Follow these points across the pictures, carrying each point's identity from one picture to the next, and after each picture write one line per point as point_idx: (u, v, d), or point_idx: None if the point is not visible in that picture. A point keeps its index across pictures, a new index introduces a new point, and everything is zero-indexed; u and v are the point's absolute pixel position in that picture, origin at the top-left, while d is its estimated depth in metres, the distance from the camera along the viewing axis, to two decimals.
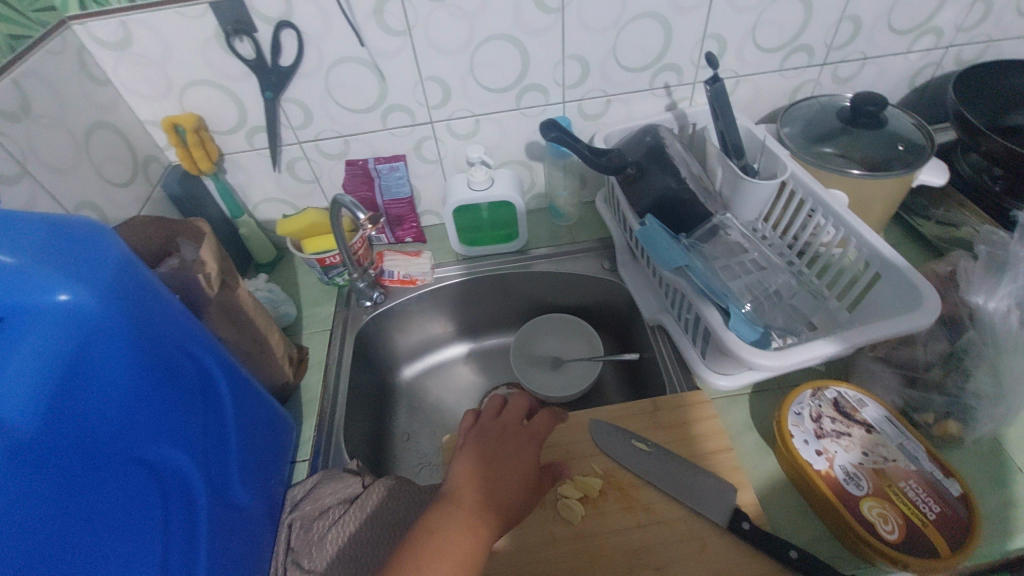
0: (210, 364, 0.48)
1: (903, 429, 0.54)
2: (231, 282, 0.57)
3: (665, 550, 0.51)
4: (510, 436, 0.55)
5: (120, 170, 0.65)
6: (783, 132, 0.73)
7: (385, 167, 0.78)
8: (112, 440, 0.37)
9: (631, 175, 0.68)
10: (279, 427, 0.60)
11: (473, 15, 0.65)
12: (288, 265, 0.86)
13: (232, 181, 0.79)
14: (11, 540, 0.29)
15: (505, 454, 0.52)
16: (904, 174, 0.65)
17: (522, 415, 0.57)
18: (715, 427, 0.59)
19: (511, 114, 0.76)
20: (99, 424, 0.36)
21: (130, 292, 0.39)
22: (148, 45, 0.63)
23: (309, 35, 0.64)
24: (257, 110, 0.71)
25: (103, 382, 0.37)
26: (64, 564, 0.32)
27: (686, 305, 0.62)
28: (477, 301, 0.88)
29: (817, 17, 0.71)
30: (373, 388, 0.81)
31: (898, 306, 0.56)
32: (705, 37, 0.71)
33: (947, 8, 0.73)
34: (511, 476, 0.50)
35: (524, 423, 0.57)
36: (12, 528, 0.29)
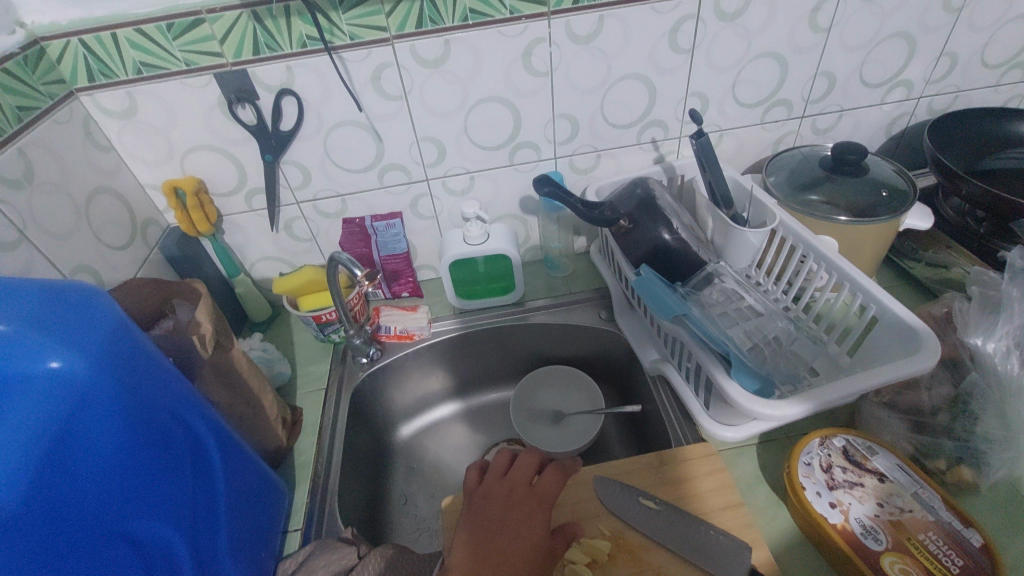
0: (201, 429, 0.46)
1: (917, 477, 0.52)
2: (226, 342, 0.57)
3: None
4: (519, 499, 0.53)
5: (119, 234, 0.66)
6: (769, 182, 0.75)
7: (381, 225, 0.79)
8: (92, 514, 0.35)
9: (624, 227, 0.68)
10: (271, 493, 0.57)
11: (467, 79, 0.68)
12: (283, 324, 0.86)
13: (230, 242, 0.80)
14: None
15: (513, 521, 0.51)
16: (889, 221, 0.66)
17: (532, 474, 0.56)
18: (723, 481, 0.57)
19: (505, 170, 0.78)
20: (84, 498, 0.35)
21: (122, 357, 0.39)
22: (153, 114, 0.65)
23: (309, 102, 0.67)
24: (256, 173, 0.73)
25: (90, 453, 0.36)
26: None
27: (687, 354, 0.61)
28: (475, 355, 0.87)
29: (793, 74, 0.75)
30: (369, 449, 0.79)
31: (898, 349, 0.55)
32: (688, 95, 0.75)
33: (914, 63, 0.77)
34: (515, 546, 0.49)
35: (533, 482, 0.55)
36: None
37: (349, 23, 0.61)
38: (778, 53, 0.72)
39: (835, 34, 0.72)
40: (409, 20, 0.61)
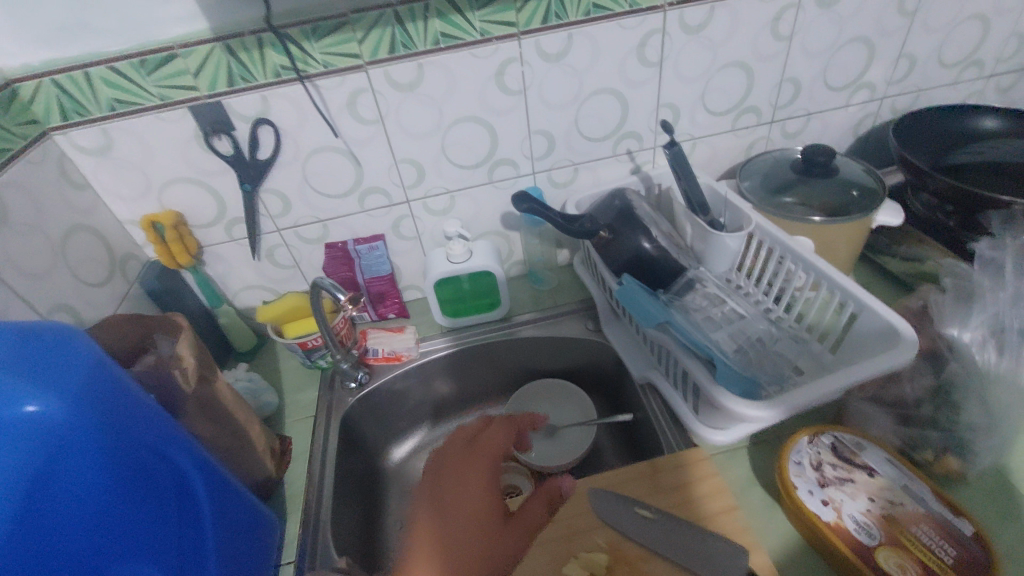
0: (187, 466, 0.46)
1: (905, 470, 0.53)
2: (210, 375, 0.56)
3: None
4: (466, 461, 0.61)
5: (97, 271, 0.65)
6: (744, 187, 0.76)
7: (365, 248, 0.80)
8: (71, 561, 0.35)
9: (603, 239, 0.69)
10: (263, 527, 0.56)
11: (442, 101, 0.69)
12: (269, 352, 0.85)
13: (212, 272, 0.79)
14: None
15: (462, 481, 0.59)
16: (862, 218, 0.68)
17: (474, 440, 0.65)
18: (716, 486, 0.57)
19: (485, 187, 0.79)
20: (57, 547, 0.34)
21: (102, 397, 0.38)
22: (129, 148, 0.65)
23: (286, 130, 0.67)
24: (236, 203, 0.72)
25: (67, 498, 0.35)
26: None
27: (673, 360, 0.62)
28: (464, 373, 0.86)
29: (759, 82, 0.77)
30: (362, 475, 0.78)
31: (878, 345, 0.56)
32: (660, 106, 0.76)
33: (875, 65, 0.80)
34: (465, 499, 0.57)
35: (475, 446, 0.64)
36: None
37: (322, 51, 0.62)
38: (743, 62, 0.74)
39: (797, 42, 0.74)
40: (381, 46, 0.62)
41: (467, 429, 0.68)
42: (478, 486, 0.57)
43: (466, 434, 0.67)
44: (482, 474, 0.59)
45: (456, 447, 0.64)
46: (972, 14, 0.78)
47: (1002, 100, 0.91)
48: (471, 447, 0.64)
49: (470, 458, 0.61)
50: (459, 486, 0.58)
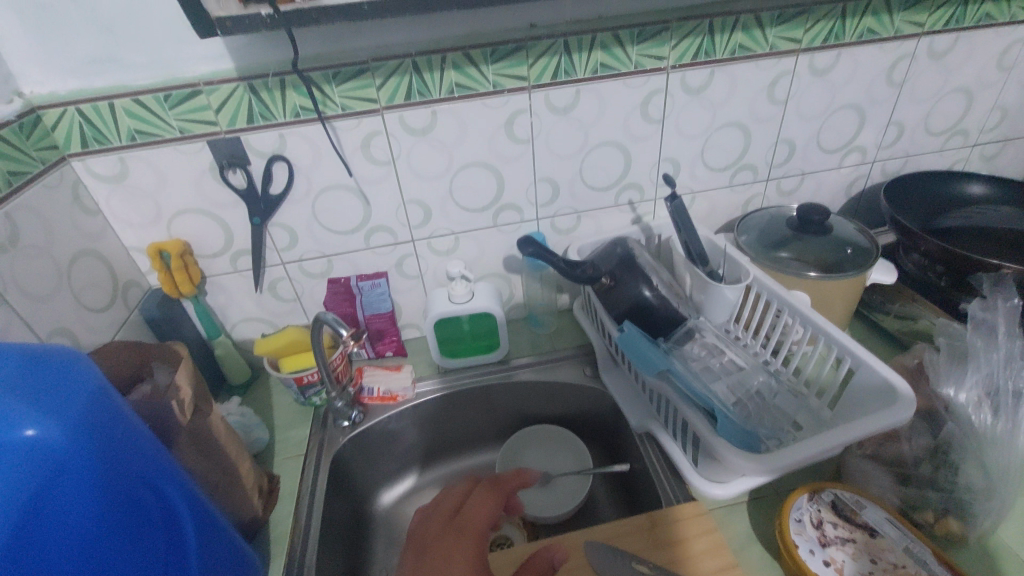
0: (176, 499, 0.44)
1: (907, 531, 0.52)
2: (205, 407, 0.55)
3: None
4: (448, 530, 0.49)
5: (99, 296, 0.65)
6: (741, 241, 0.79)
7: (367, 284, 0.80)
8: None
9: (605, 285, 0.70)
10: (246, 569, 0.54)
11: (453, 145, 0.71)
12: (262, 386, 0.84)
13: (212, 302, 0.79)
14: None
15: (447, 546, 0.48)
16: (856, 276, 0.70)
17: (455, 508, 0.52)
18: (715, 543, 0.56)
19: (489, 230, 0.81)
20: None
21: (101, 424, 0.38)
22: (144, 178, 0.67)
23: (300, 166, 0.69)
24: (243, 235, 0.73)
25: (54, 530, 0.34)
26: None
27: (672, 409, 0.61)
28: (459, 415, 0.85)
29: (756, 141, 0.81)
30: (349, 518, 0.75)
31: (876, 402, 0.56)
32: (661, 160, 0.79)
33: (865, 131, 0.84)
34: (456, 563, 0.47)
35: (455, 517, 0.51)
36: None
37: (341, 94, 0.64)
38: (741, 122, 0.78)
39: (791, 107, 0.78)
40: (398, 92, 0.65)
41: (449, 497, 0.53)
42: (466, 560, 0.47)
43: (447, 505, 0.52)
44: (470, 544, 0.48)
45: (438, 517, 0.51)
46: (956, 88, 0.83)
47: (988, 167, 0.95)
48: (455, 523, 0.50)
49: (456, 534, 0.49)
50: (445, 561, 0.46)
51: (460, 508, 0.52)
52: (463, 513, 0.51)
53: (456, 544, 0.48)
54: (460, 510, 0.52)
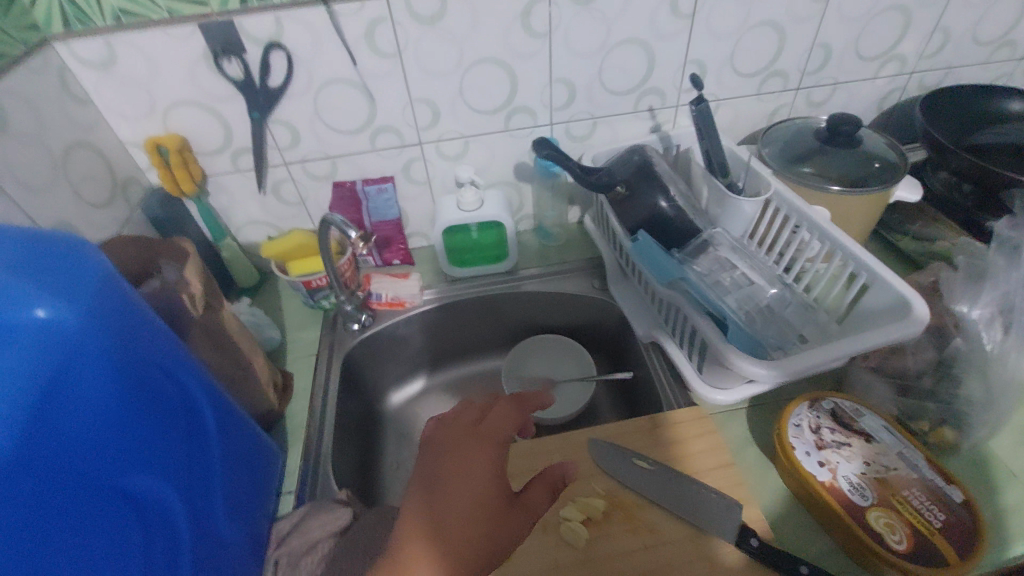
0: (192, 388, 0.45)
1: (902, 438, 0.54)
2: (216, 304, 0.55)
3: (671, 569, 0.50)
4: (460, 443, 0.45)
5: (99, 191, 0.63)
6: (763, 152, 0.75)
7: (374, 189, 0.77)
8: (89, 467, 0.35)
9: (620, 194, 0.68)
10: (265, 458, 0.57)
11: (464, 38, 0.66)
12: (271, 290, 0.84)
13: (215, 204, 0.77)
14: None
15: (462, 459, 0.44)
16: (880, 192, 0.67)
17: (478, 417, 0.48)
18: (714, 442, 0.58)
19: (500, 136, 0.77)
20: (76, 451, 0.34)
21: (111, 309, 0.37)
22: (134, 65, 0.62)
23: (299, 57, 0.64)
24: (244, 132, 0.70)
25: (81, 405, 0.35)
26: None
27: (681, 318, 0.62)
28: (467, 323, 0.86)
29: (791, 44, 0.75)
30: (361, 416, 0.78)
31: (886, 315, 0.56)
32: (687, 62, 0.74)
33: (908, 37, 0.77)
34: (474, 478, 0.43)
35: (475, 428, 0.46)
36: None
37: None
38: (777, 22, 0.72)
39: (834, 6, 0.72)
40: None
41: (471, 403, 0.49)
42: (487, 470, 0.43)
43: (467, 414, 0.48)
44: (492, 452, 0.44)
45: (459, 425, 0.46)
46: None
47: None
48: (478, 431, 0.46)
49: (479, 442, 0.45)
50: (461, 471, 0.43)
51: (483, 418, 0.47)
52: (486, 423, 0.46)
53: (477, 453, 0.44)
54: (482, 419, 0.47)
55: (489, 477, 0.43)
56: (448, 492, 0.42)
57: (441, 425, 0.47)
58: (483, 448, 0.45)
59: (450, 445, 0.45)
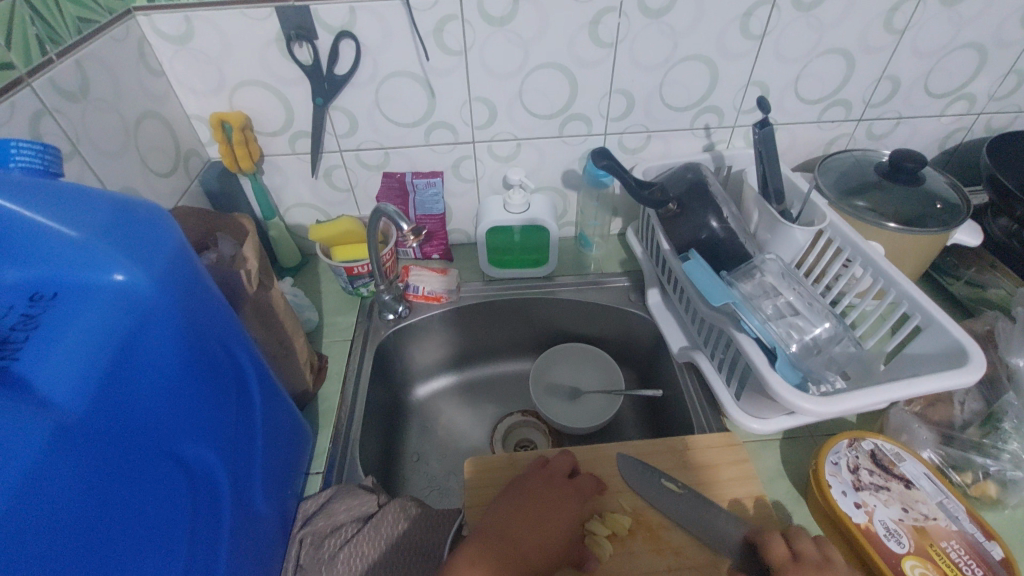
0: (246, 362, 0.47)
1: (942, 486, 0.52)
2: (267, 282, 0.57)
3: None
4: (553, 492, 0.53)
5: (163, 161, 0.65)
6: (819, 182, 0.73)
7: (422, 183, 0.79)
8: (150, 430, 0.36)
9: (671, 211, 0.68)
10: (300, 438, 0.58)
11: (529, 41, 0.66)
12: (311, 271, 0.86)
13: (268, 182, 0.79)
14: (46, 512, 0.28)
15: (538, 512, 0.50)
16: (938, 233, 0.66)
17: (567, 472, 0.56)
18: (746, 471, 0.58)
19: (552, 141, 0.77)
20: (138, 416, 0.35)
21: (184, 279, 0.39)
22: (209, 42, 0.64)
23: (367, 47, 0.65)
24: (304, 116, 0.71)
25: (147, 370, 0.36)
26: (97, 547, 0.31)
27: (724, 341, 0.60)
28: (500, 324, 0.87)
29: (858, 74, 0.73)
30: (388, 404, 0.79)
31: (940, 360, 0.54)
32: (750, 84, 0.73)
33: (981, 77, 0.75)
34: (532, 537, 0.48)
35: (569, 478, 0.55)
36: (48, 500, 0.28)
37: None
38: (848, 50, 0.70)
39: (908, 39, 0.70)
40: None
41: (562, 462, 0.56)
42: (551, 528, 0.49)
43: (562, 466, 0.56)
44: (563, 512, 0.51)
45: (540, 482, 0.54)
46: None
47: None
48: (568, 484, 0.54)
49: (561, 496, 0.52)
50: (536, 518, 0.50)
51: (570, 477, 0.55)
52: (576, 480, 0.55)
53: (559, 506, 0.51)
54: (573, 475, 0.55)
55: (552, 533, 0.49)
56: (519, 538, 0.47)
57: (539, 474, 0.55)
58: (566, 498, 0.52)
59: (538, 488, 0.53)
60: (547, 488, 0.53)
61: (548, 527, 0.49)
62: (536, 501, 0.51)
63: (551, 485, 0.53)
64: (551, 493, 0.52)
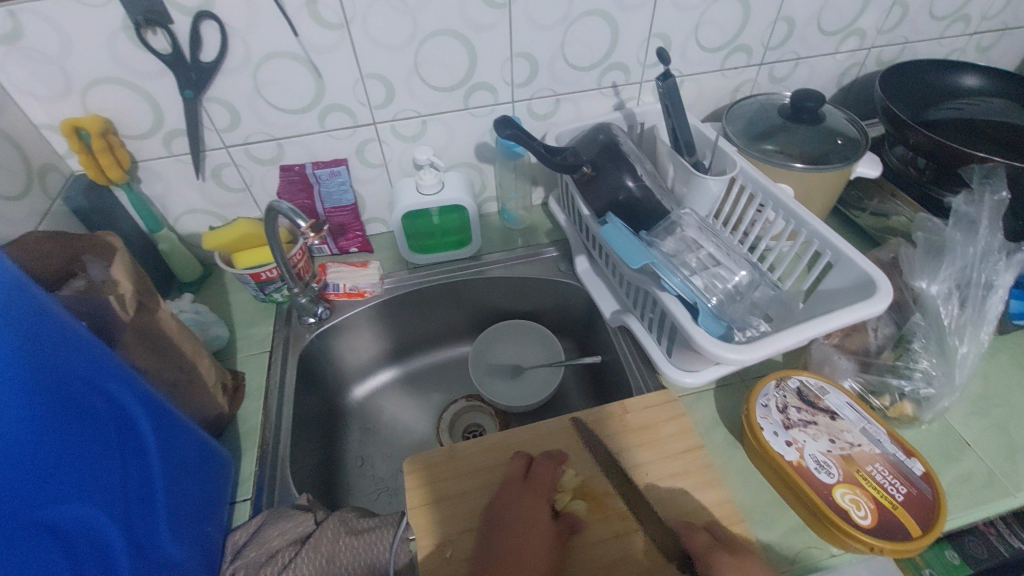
0: (123, 398, 0.41)
1: (864, 413, 0.55)
2: (150, 304, 0.50)
3: (636, 565, 0.49)
4: (518, 497, 0.52)
5: (10, 182, 0.57)
6: (728, 130, 0.74)
7: (325, 173, 0.73)
8: (15, 501, 0.30)
9: (586, 175, 0.66)
10: (215, 466, 0.53)
11: (416, 9, 0.61)
12: (217, 283, 0.79)
13: (149, 192, 0.71)
14: None
15: (515, 530, 0.49)
16: (844, 167, 0.67)
17: (524, 472, 0.54)
18: (683, 426, 0.58)
19: (459, 114, 0.73)
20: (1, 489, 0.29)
21: (19, 320, 0.32)
22: (41, 38, 0.55)
23: (234, 28, 0.58)
24: (176, 112, 0.64)
25: (5, 432, 0.30)
26: None
27: (650, 301, 0.60)
28: (431, 312, 0.83)
29: (754, 17, 0.73)
30: (322, 412, 0.75)
31: (852, 293, 0.56)
32: (651, 36, 0.71)
33: (868, 12, 0.77)
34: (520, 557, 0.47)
35: (528, 478, 0.54)
36: None
37: None
38: None
39: None
40: None
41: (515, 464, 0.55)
42: (532, 538, 0.48)
43: (517, 470, 0.55)
44: (538, 515, 0.50)
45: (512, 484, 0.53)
46: None
47: (980, 60, 0.91)
48: (529, 484, 0.53)
49: (528, 498, 0.52)
50: (517, 539, 0.48)
51: (532, 470, 0.54)
52: (534, 474, 0.54)
53: (533, 502, 0.51)
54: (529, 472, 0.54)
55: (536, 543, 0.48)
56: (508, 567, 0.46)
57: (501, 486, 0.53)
58: (538, 499, 0.51)
59: (512, 489, 0.53)
60: (504, 498, 0.52)
61: (533, 537, 0.48)
62: (503, 523, 0.50)
63: (514, 494, 0.52)
64: (518, 500, 0.51)
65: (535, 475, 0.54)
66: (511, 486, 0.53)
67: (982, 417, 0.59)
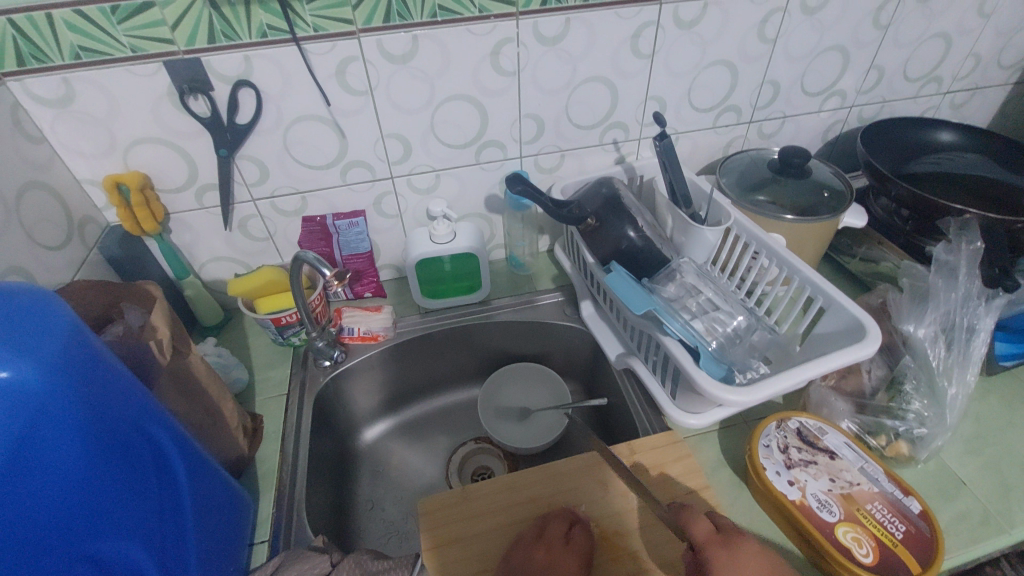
0: (164, 439, 0.44)
1: (861, 453, 0.57)
2: (183, 348, 0.54)
3: None
4: (554, 559, 0.51)
5: (53, 233, 0.60)
6: (722, 183, 0.79)
7: (344, 224, 0.77)
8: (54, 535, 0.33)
9: (591, 226, 0.70)
10: (237, 504, 0.55)
11: (434, 76, 0.67)
12: (237, 328, 0.82)
13: (178, 241, 0.75)
14: None
15: None
16: (830, 220, 0.71)
17: (563, 535, 0.54)
18: (689, 467, 0.60)
19: (471, 168, 0.78)
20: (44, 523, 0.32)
21: (80, 365, 0.35)
22: (93, 103, 0.60)
23: (269, 94, 0.64)
24: (209, 168, 0.69)
25: (49, 470, 0.33)
26: None
27: (653, 345, 0.63)
28: (442, 355, 0.86)
29: (742, 81, 0.80)
30: (334, 454, 0.77)
31: (844, 337, 0.59)
32: (648, 98, 0.78)
33: (847, 75, 0.84)
34: None
35: (566, 542, 0.53)
36: None
37: (312, 13, 0.59)
38: (730, 61, 0.76)
39: (781, 46, 0.77)
40: (376, 15, 0.60)
41: (554, 526, 0.54)
42: None
43: (556, 531, 0.54)
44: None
45: (552, 538, 0.53)
46: (936, 33, 0.83)
47: (955, 116, 0.97)
48: (565, 548, 0.52)
49: (563, 562, 0.51)
50: None
51: (569, 535, 0.54)
52: (572, 541, 0.53)
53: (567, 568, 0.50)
54: (569, 538, 0.53)
55: None
56: None
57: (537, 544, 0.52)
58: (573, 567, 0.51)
59: (547, 548, 0.52)
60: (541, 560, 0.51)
61: None
62: None
63: (552, 556, 0.51)
64: (554, 562, 0.51)
65: (575, 543, 0.53)
66: (547, 546, 0.52)
67: (976, 456, 0.61)
